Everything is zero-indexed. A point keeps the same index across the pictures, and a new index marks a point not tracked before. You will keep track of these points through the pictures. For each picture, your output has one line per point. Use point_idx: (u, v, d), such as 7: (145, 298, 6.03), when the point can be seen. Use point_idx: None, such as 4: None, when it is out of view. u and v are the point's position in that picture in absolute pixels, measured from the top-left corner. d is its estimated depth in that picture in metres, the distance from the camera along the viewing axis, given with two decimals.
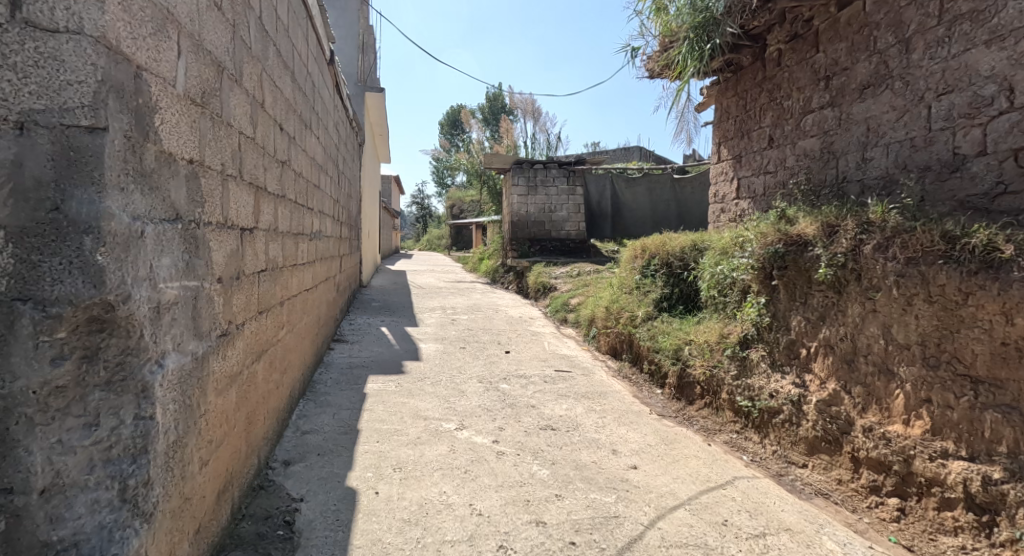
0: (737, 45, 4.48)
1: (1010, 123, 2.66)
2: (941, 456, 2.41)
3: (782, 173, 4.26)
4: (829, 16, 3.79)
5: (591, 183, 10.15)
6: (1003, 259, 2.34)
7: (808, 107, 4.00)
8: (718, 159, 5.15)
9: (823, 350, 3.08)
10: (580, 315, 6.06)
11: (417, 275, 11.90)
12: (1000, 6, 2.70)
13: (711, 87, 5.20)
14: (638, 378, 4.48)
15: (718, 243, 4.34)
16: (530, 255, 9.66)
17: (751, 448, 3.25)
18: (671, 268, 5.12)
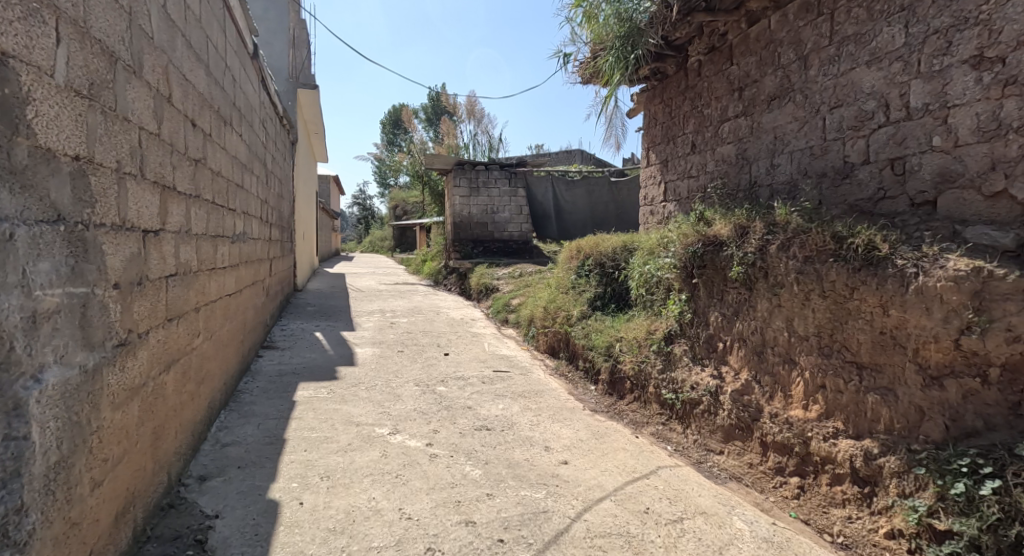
0: (661, 55, 4.72)
1: (887, 136, 2.97)
2: (832, 436, 2.65)
3: (703, 178, 4.52)
4: (742, 31, 4.07)
5: (533, 186, 10.11)
6: (881, 256, 2.59)
7: (724, 116, 4.27)
8: (647, 163, 5.38)
9: (737, 343, 3.33)
10: (520, 316, 6.13)
11: (357, 278, 11.63)
12: (878, 31, 3.02)
13: (640, 94, 5.44)
14: (573, 376, 4.59)
15: (646, 243, 4.55)
16: (472, 257, 9.64)
17: (675, 438, 3.43)
18: (603, 268, 5.29)
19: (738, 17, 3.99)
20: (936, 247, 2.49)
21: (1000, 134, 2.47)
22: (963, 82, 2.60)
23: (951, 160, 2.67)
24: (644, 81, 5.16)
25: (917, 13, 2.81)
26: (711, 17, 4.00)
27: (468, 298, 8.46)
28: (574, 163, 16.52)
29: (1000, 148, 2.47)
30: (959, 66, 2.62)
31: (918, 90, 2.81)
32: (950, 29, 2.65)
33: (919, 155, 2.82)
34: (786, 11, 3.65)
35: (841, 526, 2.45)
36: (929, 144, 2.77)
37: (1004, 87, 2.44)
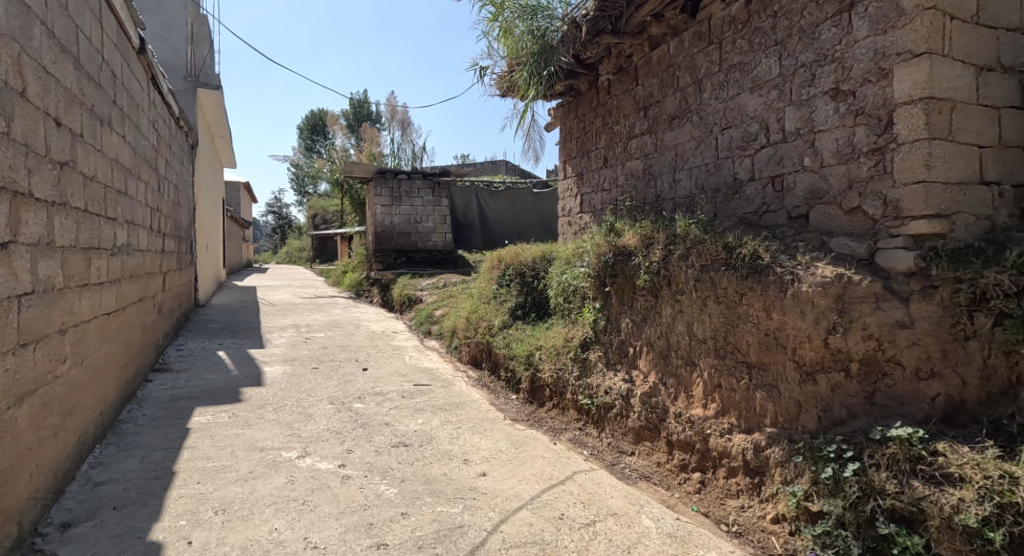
0: (574, 72, 4.92)
1: (768, 155, 3.28)
2: (727, 431, 2.86)
3: (614, 191, 4.73)
4: (645, 54, 4.33)
5: (455, 195, 10.05)
6: (764, 264, 2.84)
7: (632, 133, 4.51)
8: (564, 175, 5.55)
9: (646, 348, 3.50)
10: (443, 326, 6.06)
11: (273, 291, 11.01)
12: (758, 61, 3.34)
13: (556, 109, 5.62)
14: (495, 386, 4.61)
15: (564, 253, 4.69)
16: (394, 267, 9.41)
17: (591, 442, 3.54)
18: (524, 277, 5.36)
19: (642, 41, 4.25)
20: (809, 255, 2.76)
21: (856, 157, 2.78)
22: (825, 110, 2.93)
23: (818, 179, 2.99)
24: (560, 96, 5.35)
25: (788, 48, 3.14)
26: (617, 40, 4.23)
27: (390, 310, 8.22)
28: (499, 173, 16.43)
29: (856, 169, 2.77)
30: (822, 96, 2.95)
31: (791, 116, 3.13)
32: (815, 63, 2.98)
33: (794, 173, 3.12)
34: (683, 38, 3.94)
35: (735, 515, 2.64)
36: (801, 164, 3.08)
37: (856, 116, 2.77)
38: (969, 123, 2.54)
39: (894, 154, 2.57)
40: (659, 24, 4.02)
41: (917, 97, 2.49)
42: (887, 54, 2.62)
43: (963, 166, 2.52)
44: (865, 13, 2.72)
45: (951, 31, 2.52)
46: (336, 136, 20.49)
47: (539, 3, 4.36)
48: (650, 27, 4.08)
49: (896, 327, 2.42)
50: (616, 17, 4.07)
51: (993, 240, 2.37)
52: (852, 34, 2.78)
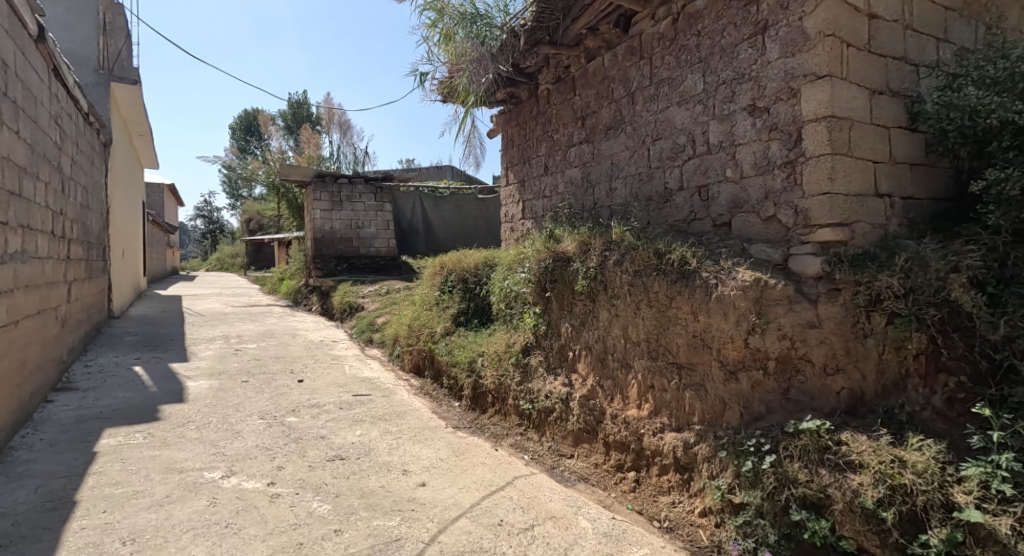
0: (514, 80, 4.98)
1: (695, 166, 3.45)
2: (660, 430, 2.97)
3: (555, 198, 4.81)
4: (582, 65, 4.45)
5: (399, 200, 9.87)
6: (691, 269, 2.98)
7: (571, 141, 4.62)
8: (506, 182, 5.59)
9: (584, 351, 3.58)
10: (386, 334, 5.92)
11: (201, 299, 10.38)
12: (684, 77, 3.52)
13: (498, 116, 5.65)
14: (438, 394, 4.56)
15: (506, 259, 4.71)
16: (336, 274, 9.09)
17: (532, 447, 3.56)
18: (466, 283, 5.34)
19: (578, 53, 4.37)
20: (731, 261, 2.93)
21: (771, 169, 2.98)
22: (744, 124, 3.12)
23: (739, 189, 3.17)
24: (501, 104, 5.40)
25: (711, 66, 3.33)
26: (555, 50, 4.33)
27: (329, 318, 7.94)
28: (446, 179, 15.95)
29: (772, 181, 2.97)
30: (741, 112, 3.14)
31: (714, 129, 3.31)
32: (734, 81, 3.18)
33: (718, 184, 3.30)
34: (616, 52, 4.08)
35: (666, 512, 2.74)
36: (724, 175, 3.26)
37: (771, 131, 2.97)
38: (866, 141, 2.79)
39: (804, 167, 2.78)
40: (594, 37, 4.16)
41: (821, 116, 2.72)
42: (796, 75, 2.84)
43: (861, 180, 2.77)
44: (777, 37, 2.94)
45: (849, 57, 2.77)
46: (271, 137, 19.67)
47: (479, 10, 4.39)
48: (585, 39, 4.21)
49: (807, 327, 2.61)
50: (553, 28, 4.24)
51: (887, 247, 2.61)
52: (766, 55, 2.99)
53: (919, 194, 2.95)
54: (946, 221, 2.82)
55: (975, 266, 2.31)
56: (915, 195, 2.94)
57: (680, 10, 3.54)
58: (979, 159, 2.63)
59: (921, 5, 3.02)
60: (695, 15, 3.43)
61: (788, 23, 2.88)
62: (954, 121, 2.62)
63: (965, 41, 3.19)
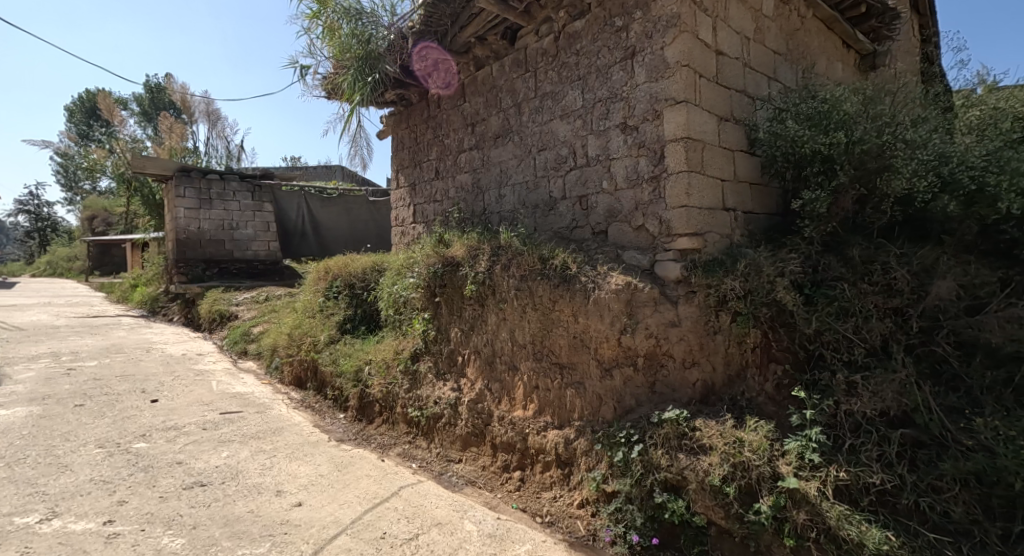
0: (404, 83, 4.92)
1: (577, 177, 3.65)
2: (543, 428, 3.10)
3: (446, 203, 4.82)
4: (471, 73, 4.52)
5: (282, 200, 9.13)
6: (572, 274, 3.15)
7: (461, 147, 4.66)
8: (396, 185, 5.47)
9: (473, 356, 3.63)
10: (262, 345, 5.49)
11: (26, 311, 8.85)
12: (565, 92, 3.73)
13: (388, 117, 5.53)
14: (321, 406, 4.33)
15: (395, 264, 4.61)
16: (203, 279, 8.22)
17: (420, 454, 3.53)
18: (353, 289, 5.15)
19: (467, 60, 4.43)
20: (606, 266, 3.15)
21: (640, 183, 3.25)
22: (617, 141, 3.38)
23: (614, 200, 3.41)
24: (391, 104, 5.29)
25: (588, 84, 3.57)
26: (444, 56, 4.36)
27: (195, 329, 7.19)
28: (333, 179, 15.15)
29: (641, 194, 3.24)
30: (614, 129, 3.40)
31: (592, 143, 3.54)
32: (608, 100, 3.43)
33: (596, 194, 3.52)
34: (503, 63, 4.20)
35: (548, 506, 2.86)
36: (601, 186, 3.48)
37: (639, 148, 3.25)
38: (716, 161, 3.16)
39: (666, 182, 3.08)
40: (482, 46, 4.25)
41: (679, 137, 3.03)
42: (659, 98, 3.14)
43: (712, 196, 3.13)
44: (644, 62, 3.22)
45: (701, 86, 3.13)
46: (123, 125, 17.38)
47: (364, 7, 4.31)
48: (474, 48, 4.29)
49: (669, 326, 2.88)
50: (441, 34, 4.26)
51: (732, 254, 2.98)
52: (635, 78, 3.28)
53: (757, 210, 3.40)
54: (777, 234, 3.30)
55: (795, 271, 2.73)
56: (754, 210, 3.39)
57: (561, 29, 3.76)
58: (799, 181, 3.11)
59: (757, 48, 3.51)
60: (574, 35, 3.66)
61: (653, 51, 3.18)
62: (781, 148, 3.07)
63: (789, 82, 3.77)
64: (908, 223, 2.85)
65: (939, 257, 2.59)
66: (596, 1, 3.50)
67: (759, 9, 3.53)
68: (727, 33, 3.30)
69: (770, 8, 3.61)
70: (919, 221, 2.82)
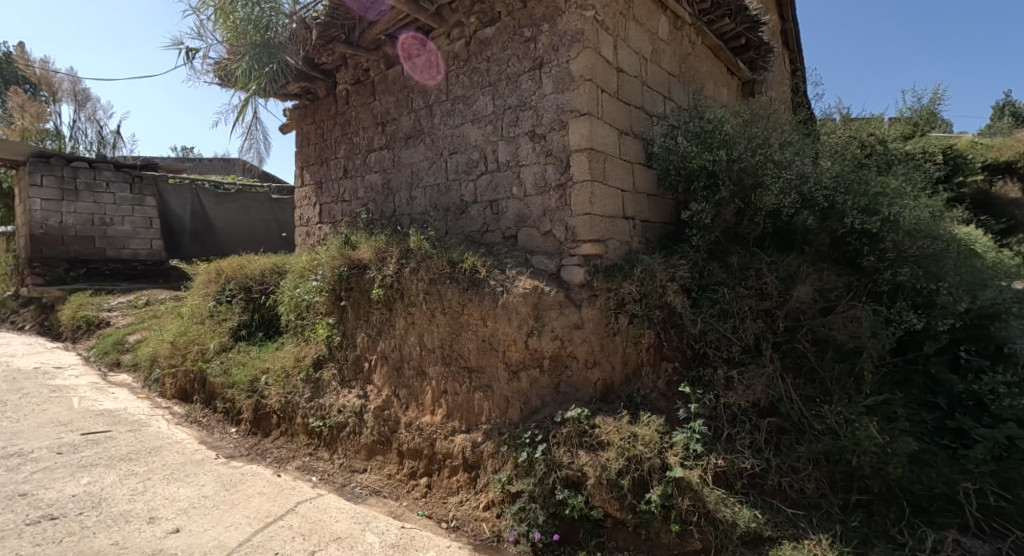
0: (308, 75, 4.70)
1: (487, 181, 3.68)
2: (451, 433, 3.08)
3: (354, 203, 4.65)
4: (381, 71, 4.41)
5: (167, 195, 8.33)
6: (480, 277, 3.17)
7: (371, 146, 4.52)
8: (300, 182, 5.19)
9: (380, 361, 3.53)
10: (140, 355, 4.95)
11: None
12: (476, 98, 3.76)
13: (292, 110, 5.23)
14: (210, 421, 3.98)
15: (297, 266, 4.36)
16: (67, 281, 7.27)
17: (322, 466, 3.37)
18: (249, 293, 4.82)
19: (377, 57, 4.33)
20: (515, 270, 3.21)
21: (547, 190, 3.35)
22: (526, 148, 3.46)
23: (523, 205, 3.48)
24: (294, 97, 5.03)
25: (498, 90, 3.62)
26: (352, 51, 4.22)
27: (55, 337, 6.31)
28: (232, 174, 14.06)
29: (548, 201, 3.34)
30: (523, 136, 3.48)
31: (502, 149, 3.59)
32: (517, 108, 3.51)
33: (506, 200, 3.57)
34: (415, 63, 4.15)
35: (454, 511, 2.84)
36: (511, 192, 3.54)
37: (547, 156, 3.35)
38: (616, 172, 3.34)
39: (571, 190, 3.20)
40: (393, 44, 4.17)
41: (583, 147, 3.17)
42: (564, 109, 3.26)
43: (613, 204, 3.30)
44: (551, 73, 3.34)
45: (603, 101, 3.30)
46: None
47: None
48: (384, 46, 4.21)
49: (573, 328, 2.99)
50: (349, 28, 4.12)
51: (630, 260, 3.16)
52: (542, 88, 3.38)
53: (653, 219, 3.64)
54: (670, 242, 3.54)
55: (684, 276, 2.96)
56: (651, 219, 3.62)
57: (472, 34, 3.78)
58: (689, 194, 3.37)
59: (654, 69, 3.77)
60: (485, 42, 3.70)
61: (559, 64, 3.30)
62: (674, 162, 3.32)
63: (683, 102, 4.09)
64: (776, 235, 3.18)
65: (801, 265, 2.92)
66: (506, 11, 3.57)
67: (655, 33, 3.79)
68: (627, 53, 3.52)
69: (665, 33, 3.90)
70: (784, 233, 3.15)
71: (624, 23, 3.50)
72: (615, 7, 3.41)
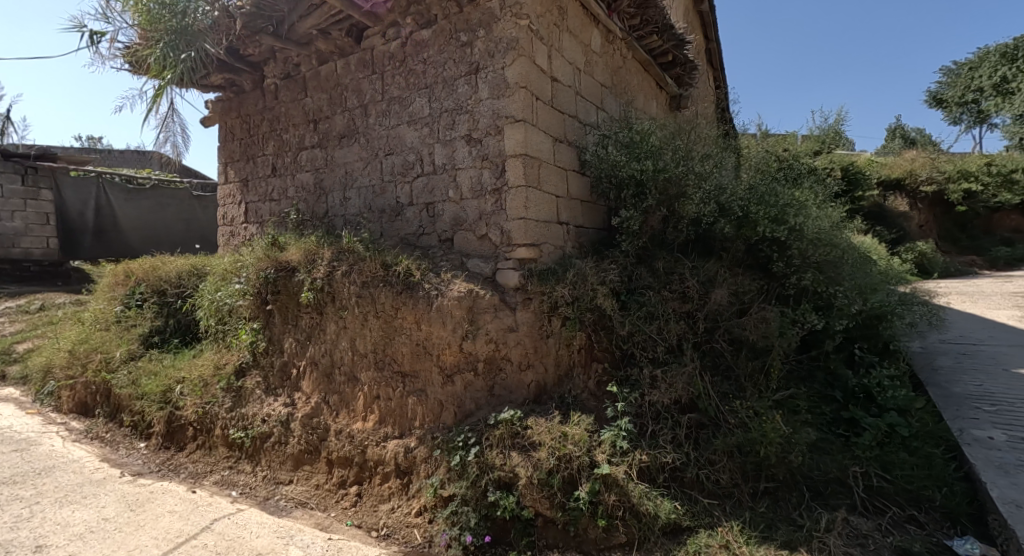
0: (232, 66, 4.46)
1: (424, 184, 3.64)
2: (383, 439, 3.02)
3: (283, 203, 4.46)
4: (313, 67, 4.27)
5: (67, 189, 7.52)
6: (415, 281, 3.12)
7: (302, 144, 4.36)
8: (224, 179, 4.91)
9: (309, 367, 3.39)
10: (31, 366, 4.47)
11: None
12: (412, 99, 3.72)
13: (214, 103, 4.94)
14: (115, 436, 3.67)
15: (218, 267, 4.12)
16: None
17: (243, 479, 3.19)
18: (163, 296, 4.49)
19: (309, 53, 4.19)
20: (450, 273, 3.19)
21: (483, 194, 3.36)
22: (462, 152, 3.47)
23: (459, 209, 3.47)
24: (217, 89, 4.77)
25: (435, 93, 3.60)
26: (281, 44, 4.05)
27: None
28: (146, 168, 13.06)
29: (484, 204, 3.35)
30: (460, 139, 3.48)
31: (438, 152, 3.57)
32: (454, 111, 3.51)
33: (442, 203, 3.55)
34: (348, 61, 4.04)
35: (385, 519, 2.78)
36: (447, 195, 3.53)
37: (483, 160, 3.37)
38: (550, 178, 3.41)
39: (506, 195, 3.24)
40: (325, 40, 4.04)
41: (518, 153, 3.21)
42: (500, 115, 3.29)
43: (548, 210, 3.36)
44: (487, 79, 3.36)
45: (538, 108, 3.36)
46: None
47: None
48: (316, 41, 4.08)
49: (508, 331, 3.02)
50: (277, 20, 3.95)
51: (563, 264, 3.23)
52: (478, 93, 3.40)
53: (587, 224, 3.74)
54: (602, 247, 3.66)
55: (614, 280, 3.06)
56: (585, 224, 3.73)
57: (408, 35, 3.74)
58: (619, 201, 3.49)
59: (587, 79, 3.89)
60: (421, 43, 3.67)
61: (495, 70, 3.33)
62: (605, 170, 3.44)
63: (614, 113, 4.24)
64: (697, 241, 3.36)
65: (719, 270, 3.11)
66: (443, 14, 3.57)
67: (589, 45, 3.92)
68: (561, 62, 3.61)
69: (598, 46, 4.03)
70: (704, 239, 3.34)
71: (558, 34, 3.59)
72: (550, 18, 3.49)
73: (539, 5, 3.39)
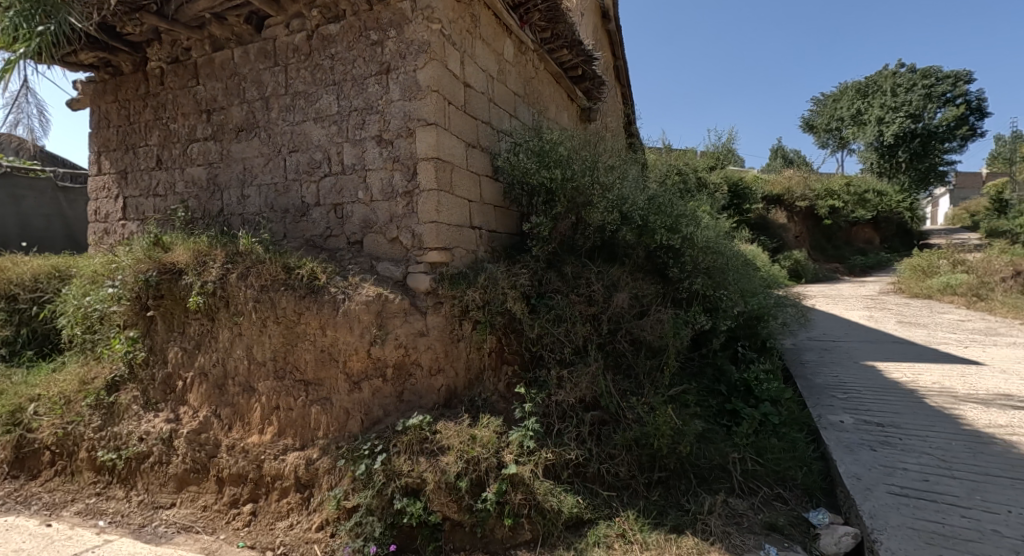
0: (108, 45, 4.02)
1: (331, 184, 3.50)
2: (282, 452, 2.84)
3: (170, 199, 4.08)
4: (205, 53, 3.95)
5: None
6: (320, 284, 2.97)
7: (193, 136, 4.02)
8: (96, 170, 4.41)
9: (197, 379, 3.11)
10: None
11: None
12: (318, 96, 3.56)
13: (85, 84, 4.41)
14: None
15: (86, 269, 3.68)
16: None
17: (112, 507, 2.87)
18: (14, 302, 3.92)
19: (201, 37, 3.88)
20: (358, 277, 3.08)
21: (394, 196, 3.29)
22: (372, 152, 3.37)
23: (369, 211, 3.37)
24: (88, 69, 4.27)
25: (344, 91, 3.48)
26: (167, 25, 3.70)
27: None
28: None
29: (394, 207, 3.28)
30: (370, 139, 3.38)
31: (347, 151, 3.45)
32: (363, 111, 3.41)
33: (351, 204, 3.43)
34: (247, 50, 3.79)
35: (282, 537, 2.62)
36: (356, 196, 3.41)
37: (394, 162, 3.30)
38: (462, 183, 3.41)
39: (418, 198, 3.19)
40: (220, 25, 3.76)
41: (431, 157, 3.18)
42: (412, 117, 3.25)
43: (460, 214, 3.36)
44: (398, 80, 3.30)
45: (450, 112, 3.34)
46: None
47: None
48: (210, 26, 3.79)
49: (418, 336, 2.97)
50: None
51: (475, 269, 3.24)
52: (389, 94, 3.33)
53: (499, 229, 3.78)
54: (514, 252, 3.72)
55: (524, 284, 3.12)
56: (497, 229, 3.76)
57: (314, 28, 3.58)
58: (530, 207, 3.57)
59: (500, 87, 3.95)
60: (328, 38, 3.53)
61: (406, 71, 3.28)
62: (517, 177, 3.51)
63: (527, 121, 4.33)
64: (603, 248, 3.50)
65: (622, 274, 3.28)
66: (352, 10, 3.46)
67: (501, 53, 3.97)
68: (474, 69, 3.63)
69: (510, 55, 4.11)
70: (609, 246, 3.48)
71: (471, 40, 3.61)
72: (462, 24, 3.50)
73: (451, 10, 3.39)
